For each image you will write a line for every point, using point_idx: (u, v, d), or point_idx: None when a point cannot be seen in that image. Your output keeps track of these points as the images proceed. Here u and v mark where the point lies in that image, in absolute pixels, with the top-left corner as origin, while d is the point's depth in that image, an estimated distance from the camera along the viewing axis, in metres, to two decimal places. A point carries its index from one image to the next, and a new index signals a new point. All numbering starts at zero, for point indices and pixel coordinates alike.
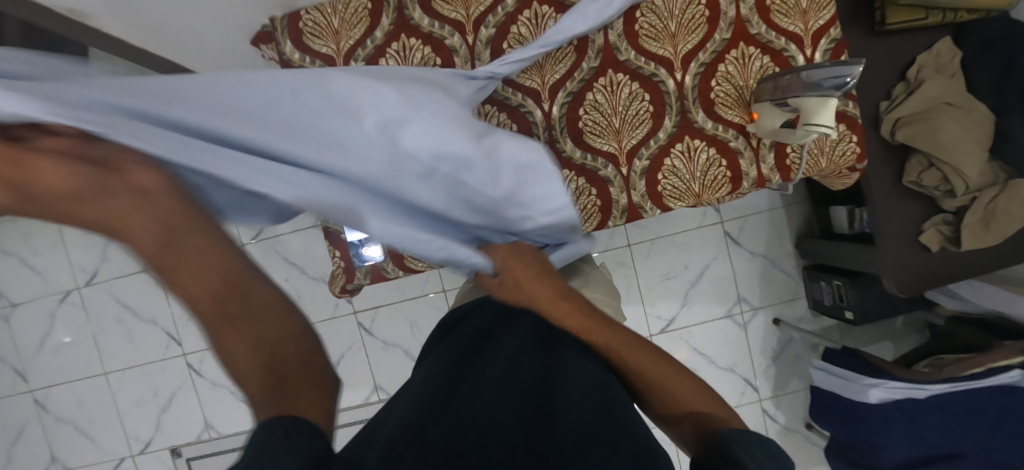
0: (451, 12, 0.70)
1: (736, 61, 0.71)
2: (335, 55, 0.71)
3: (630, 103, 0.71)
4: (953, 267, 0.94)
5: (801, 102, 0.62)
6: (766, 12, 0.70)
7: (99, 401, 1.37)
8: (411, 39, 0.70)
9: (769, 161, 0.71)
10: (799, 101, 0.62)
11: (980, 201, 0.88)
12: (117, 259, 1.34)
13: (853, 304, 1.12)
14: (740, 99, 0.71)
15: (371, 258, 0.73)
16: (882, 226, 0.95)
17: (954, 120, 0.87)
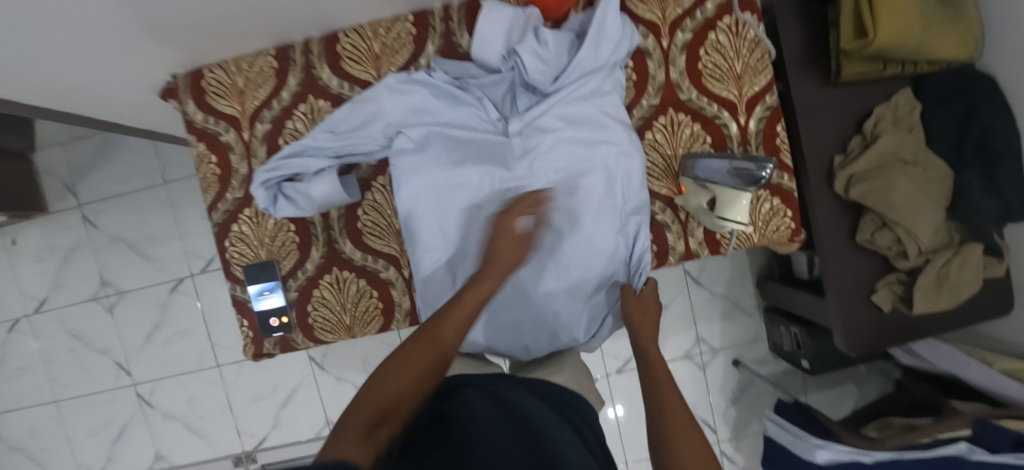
0: (361, 73, 0.66)
1: (665, 129, 0.66)
2: (239, 116, 0.67)
3: None
4: (903, 326, 0.92)
5: (716, 187, 0.59)
6: (698, 77, 0.66)
7: (48, 430, 1.34)
8: (318, 100, 0.66)
9: (697, 235, 0.67)
10: (714, 186, 0.59)
11: (933, 263, 0.84)
12: (67, 288, 1.32)
13: (809, 353, 1.09)
14: (668, 169, 0.67)
15: (278, 331, 0.69)
16: (834, 282, 0.92)
17: (910, 179, 0.83)
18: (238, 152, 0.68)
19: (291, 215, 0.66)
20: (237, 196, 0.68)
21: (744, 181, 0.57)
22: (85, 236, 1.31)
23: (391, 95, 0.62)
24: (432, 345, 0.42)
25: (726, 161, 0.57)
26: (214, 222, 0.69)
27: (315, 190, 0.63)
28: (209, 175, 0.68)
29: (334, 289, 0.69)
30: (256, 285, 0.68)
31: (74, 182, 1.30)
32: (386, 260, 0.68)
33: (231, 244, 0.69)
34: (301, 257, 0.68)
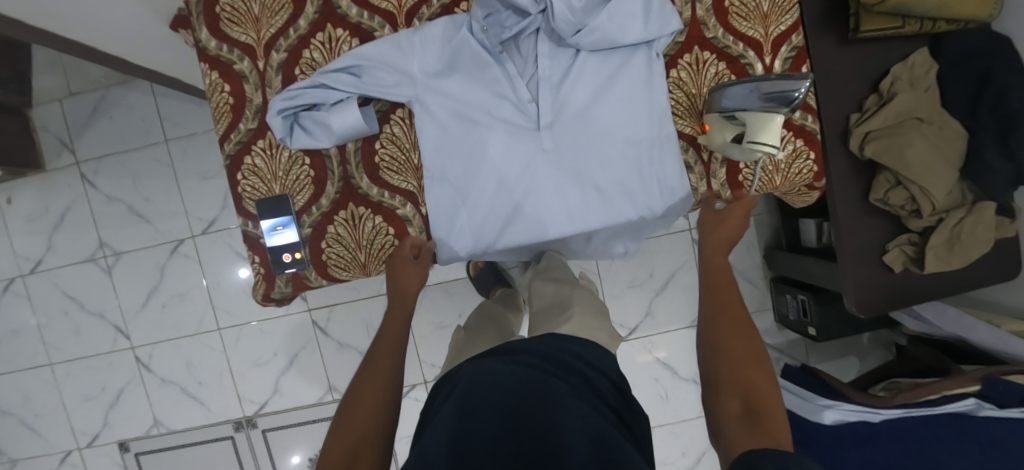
0: (382, 2, 0.64)
1: (690, 67, 0.65)
2: (254, 44, 0.65)
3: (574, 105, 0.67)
4: (914, 287, 0.92)
5: (745, 114, 0.57)
6: (724, 15, 0.65)
7: (43, 394, 1.30)
8: (337, 30, 0.64)
9: (720, 176, 0.67)
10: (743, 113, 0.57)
11: (946, 222, 0.85)
12: (64, 249, 1.28)
13: (817, 319, 1.09)
14: (693, 108, 0.66)
15: (291, 267, 0.67)
16: (845, 243, 0.92)
17: (923, 136, 0.84)
18: (252, 82, 0.66)
19: (306, 147, 0.64)
20: (250, 127, 0.66)
21: (778, 102, 0.55)
22: (84, 195, 1.27)
23: (408, 45, 0.63)
24: (374, 387, 0.50)
25: (757, 84, 0.56)
26: (226, 154, 0.67)
27: (334, 119, 0.61)
28: (222, 104, 0.66)
29: (349, 225, 0.67)
30: (269, 220, 0.67)
31: (72, 140, 1.27)
32: (404, 196, 0.67)
33: (244, 178, 0.67)
34: (316, 191, 0.67)
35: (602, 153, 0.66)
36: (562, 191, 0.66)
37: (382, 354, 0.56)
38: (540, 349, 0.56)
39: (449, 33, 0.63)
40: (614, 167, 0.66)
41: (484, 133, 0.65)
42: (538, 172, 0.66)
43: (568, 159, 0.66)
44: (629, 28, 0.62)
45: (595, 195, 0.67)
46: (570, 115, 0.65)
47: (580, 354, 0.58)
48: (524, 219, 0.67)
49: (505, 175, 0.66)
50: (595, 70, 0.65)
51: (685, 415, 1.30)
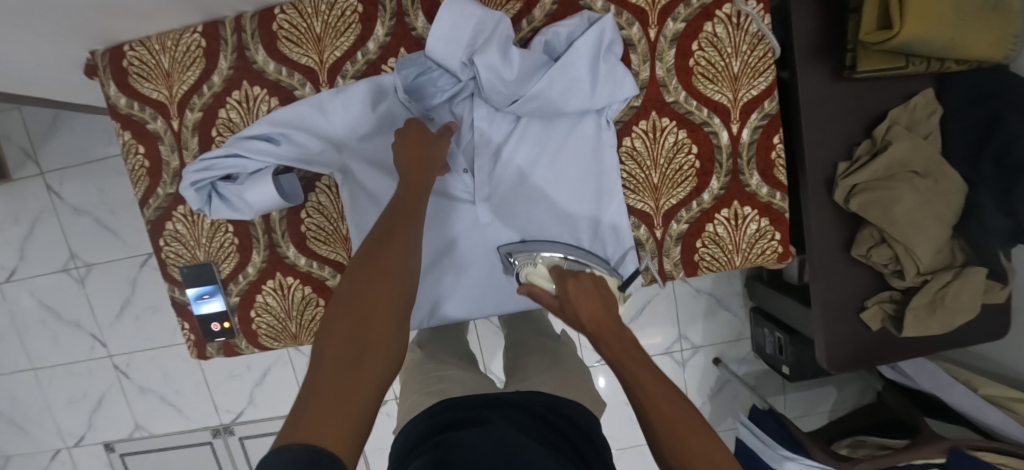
0: (302, 57, 0.57)
1: (645, 135, 0.58)
2: (167, 102, 0.60)
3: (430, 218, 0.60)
4: (890, 345, 0.87)
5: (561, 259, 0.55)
6: (688, 75, 0.57)
7: (28, 397, 1.33)
8: (254, 87, 0.58)
9: (673, 255, 0.61)
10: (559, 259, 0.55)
11: (931, 284, 0.78)
12: (35, 259, 1.26)
13: (790, 360, 1.06)
14: (647, 182, 0.60)
15: (221, 336, 0.65)
16: (822, 296, 0.86)
17: (916, 191, 0.76)
18: (169, 143, 0.61)
19: (227, 217, 0.60)
20: (169, 192, 0.62)
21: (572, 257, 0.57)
22: (50, 206, 1.24)
23: (326, 109, 0.56)
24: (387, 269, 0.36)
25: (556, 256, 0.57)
26: (146, 219, 0.63)
27: (249, 194, 0.56)
28: (138, 167, 0.61)
29: (278, 295, 0.64)
30: (194, 289, 0.64)
31: (33, 149, 1.22)
32: (333, 267, 0.63)
33: (166, 243, 0.63)
34: (242, 260, 0.63)
35: (544, 227, 0.61)
36: (500, 267, 0.62)
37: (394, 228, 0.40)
38: (520, 401, 0.53)
39: (375, 98, 0.56)
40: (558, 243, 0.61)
41: None
42: (476, 246, 0.62)
43: (507, 235, 0.61)
44: (574, 95, 0.55)
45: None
46: (509, 188, 0.60)
47: (560, 411, 0.54)
48: (461, 291, 0.63)
49: (439, 251, 0.61)
50: (536, 139, 0.59)
51: None
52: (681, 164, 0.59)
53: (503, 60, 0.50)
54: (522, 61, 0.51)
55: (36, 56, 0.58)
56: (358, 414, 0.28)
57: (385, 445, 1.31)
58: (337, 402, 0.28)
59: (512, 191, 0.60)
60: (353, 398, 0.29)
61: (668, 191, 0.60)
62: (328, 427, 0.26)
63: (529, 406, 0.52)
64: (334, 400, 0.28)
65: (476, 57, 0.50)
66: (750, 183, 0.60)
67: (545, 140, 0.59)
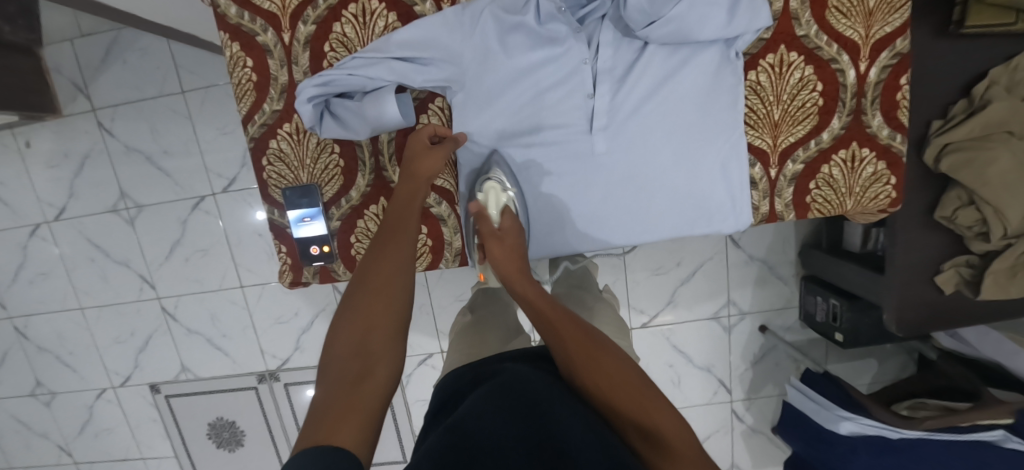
0: None
1: (771, 69, 0.57)
2: (279, 13, 0.58)
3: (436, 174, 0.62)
4: (962, 310, 0.87)
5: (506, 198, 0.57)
6: (821, 8, 0.56)
7: (76, 335, 1.35)
8: (372, 1, 0.56)
9: (785, 196, 0.61)
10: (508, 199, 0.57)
11: (1014, 249, 0.78)
12: (85, 198, 1.25)
13: (846, 326, 1.07)
14: (767, 118, 0.58)
15: (319, 260, 0.65)
16: (900, 258, 0.86)
17: (1014, 154, 0.75)
18: (278, 57, 0.59)
19: (337, 137, 0.59)
20: (275, 109, 0.61)
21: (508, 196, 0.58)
22: (102, 143, 1.22)
23: (451, 25, 0.55)
24: (385, 290, 0.45)
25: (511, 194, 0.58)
26: (250, 136, 0.62)
27: (366, 108, 0.55)
28: (244, 81, 0.60)
29: (380, 221, 0.63)
30: (297, 211, 0.63)
31: (86, 84, 1.20)
32: (438, 194, 0.63)
33: (269, 163, 0.62)
34: (346, 183, 0.62)
35: (659, 157, 0.59)
36: (606, 202, 0.62)
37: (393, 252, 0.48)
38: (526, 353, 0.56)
39: (503, 13, 0.54)
40: (673, 176, 0.60)
41: (528, 125, 0.59)
42: (586, 181, 0.61)
43: (619, 171, 0.60)
44: (712, 17, 0.52)
45: (646, 206, 0.61)
46: (627, 118, 0.58)
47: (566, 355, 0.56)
48: (565, 222, 0.63)
49: (549, 182, 0.61)
50: (659, 69, 0.57)
51: (695, 401, 1.32)
52: (804, 101, 0.58)
53: None
54: None
55: None
56: (365, 412, 0.36)
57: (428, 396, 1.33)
58: (344, 410, 0.35)
59: (628, 121, 0.58)
60: (358, 412, 0.35)
61: (787, 129, 0.59)
62: (338, 424, 0.34)
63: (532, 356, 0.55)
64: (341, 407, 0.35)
65: None
66: (871, 124, 0.59)
67: (671, 71, 0.57)
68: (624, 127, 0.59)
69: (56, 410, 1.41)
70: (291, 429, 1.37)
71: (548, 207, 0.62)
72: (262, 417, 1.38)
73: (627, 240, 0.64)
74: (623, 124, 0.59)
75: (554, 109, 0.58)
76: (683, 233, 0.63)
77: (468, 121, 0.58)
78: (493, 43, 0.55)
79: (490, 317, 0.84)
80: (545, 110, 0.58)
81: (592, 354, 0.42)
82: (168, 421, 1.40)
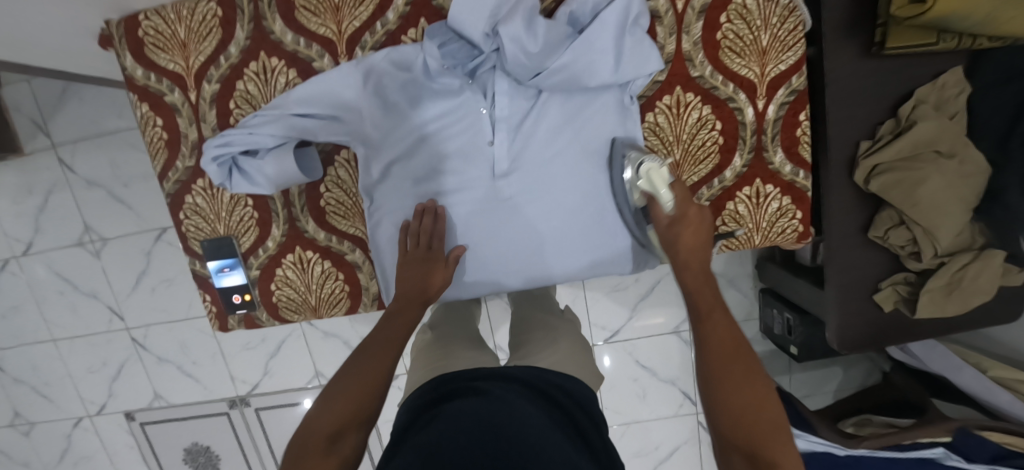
0: (320, 27, 0.56)
1: (669, 110, 0.58)
2: (184, 74, 0.59)
3: (346, 221, 0.63)
4: (903, 326, 0.87)
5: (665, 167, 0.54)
6: (714, 49, 0.56)
7: (50, 366, 1.37)
8: (272, 59, 0.58)
9: None
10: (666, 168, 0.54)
11: (948, 267, 0.79)
12: (49, 232, 1.27)
13: (800, 340, 1.07)
14: (668, 159, 0.59)
15: (242, 308, 0.66)
16: (837, 276, 0.86)
17: (941, 173, 0.76)
18: (186, 115, 0.60)
19: (248, 192, 0.61)
20: (188, 165, 0.62)
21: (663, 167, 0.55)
22: (63, 178, 1.22)
23: (345, 81, 0.55)
24: (387, 348, 0.45)
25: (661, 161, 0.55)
26: (166, 192, 0.63)
27: (270, 168, 0.57)
28: (156, 139, 0.61)
29: (298, 269, 0.64)
30: (216, 262, 0.64)
31: (44, 120, 1.20)
32: (352, 242, 0.63)
33: (186, 217, 0.63)
34: (261, 234, 0.64)
35: (563, 200, 0.60)
36: (513, 245, 0.61)
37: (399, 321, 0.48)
38: (525, 376, 0.54)
39: (398, 69, 0.55)
40: (578, 217, 0.60)
41: (430, 173, 0.59)
42: (493, 225, 0.61)
43: (525, 215, 0.60)
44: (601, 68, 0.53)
45: (559, 248, 0.62)
46: (528, 163, 0.59)
47: (560, 386, 0.56)
48: (474, 266, 0.62)
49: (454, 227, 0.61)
50: (557, 114, 0.58)
51: (661, 414, 1.33)
52: (705, 140, 0.58)
53: (531, 28, 0.50)
54: (547, 33, 0.51)
55: (52, 25, 0.57)
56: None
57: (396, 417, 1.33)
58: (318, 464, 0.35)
59: (530, 165, 0.59)
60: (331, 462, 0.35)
61: (689, 168, 0.59)
62: None
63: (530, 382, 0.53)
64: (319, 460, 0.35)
65: (502, 28, 0.50)
66: (773, 161, 0.59)
67: (569, 116, 0.58)
68: (525, 171, 0.59)
69: (36, 439, 1.44)
70: (264, 452, 1.38)
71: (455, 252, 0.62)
72: (236, 441, 1.39)
73: (538, 282, 0.63)
74: (525, 169, 0.59)
75: (459, 157, 0.59)
76: (598, 273, 0.63)
77: (372, 172, 0.59)
78: (388, 96, 0.56)
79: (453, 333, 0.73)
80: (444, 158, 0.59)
81: (743, 366, 0.40)
82: (145, 447, 1.42)
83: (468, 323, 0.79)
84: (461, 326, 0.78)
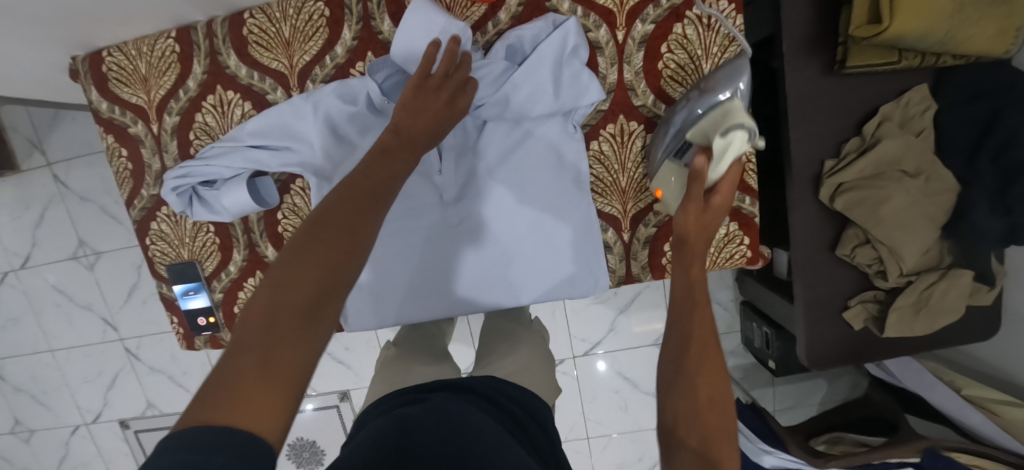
0: (272, 61, 0.59)
1: (613, 138, 0.59)
2: (146, 107, 0.61)
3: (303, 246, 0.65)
4: (873, 344, 0.87)
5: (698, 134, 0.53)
6: (656, 78, 0.57)
7: (48, 375, 1.42)
8: (227, 92, 0.60)
9: (641, 258, 0.63)
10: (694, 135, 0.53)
11: (915, 285, 0.78)
12: (45, 247, 1.31)
13: (776, 354, 1.06)
14: (615, 185, 0.61)
15: (208, 330, 0.68)
16: (805, 294, 0.86)
17: (905, 192, 0.76)
18: (150, 146, 0.63)
19: (209, 219, 0.63)
20: (152, 194, 0.64)
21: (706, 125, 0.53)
22: (57, 194, 1.27)
23: (297, 114, 0.58)
24: (356, 217, 0.33)
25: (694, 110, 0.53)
26: (133, 219, 0.65)
27: (225, 199, 0.59)
28: (122, 170, 0.64)
29: (259, 292, 0.66)
30: (181, 285, 0.67)
31: (39, 140, 1.24)
32: None
33: (152, 242, 0.66)
34: (223, 259, 0.66)
35: (512, 223, 0.61)
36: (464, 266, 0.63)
37: (370, 181, 0.36)
38: (478, 386, 0.51)
39: (343, 103, 0.57)
40: (530, 244, 0.62)
41: None
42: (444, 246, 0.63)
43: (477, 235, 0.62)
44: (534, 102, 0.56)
45: (510, 269, 0.63)
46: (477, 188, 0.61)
47: (515, 397, 0.53)
48: (427, 290, 0.64)
49: (405, 250, 0.63)
50: (503, 142, 0.60)
51: (643, 426, 1.32)
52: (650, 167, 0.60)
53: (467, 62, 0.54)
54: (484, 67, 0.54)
55: (22, 63, 0.60)
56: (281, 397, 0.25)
57: None
58: (255, 380, 0.25)
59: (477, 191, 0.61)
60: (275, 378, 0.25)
61: (635, 195, 0.61)
62: (249, 408, 0.24)
63: (486, 393, 0.50)
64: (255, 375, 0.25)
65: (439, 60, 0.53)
66: None
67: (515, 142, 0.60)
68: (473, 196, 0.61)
69: (35, 445, 1.49)
70: None
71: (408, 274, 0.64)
72: None
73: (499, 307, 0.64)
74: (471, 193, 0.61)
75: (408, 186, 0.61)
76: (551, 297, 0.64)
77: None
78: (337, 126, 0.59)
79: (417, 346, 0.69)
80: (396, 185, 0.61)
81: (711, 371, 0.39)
82: (139, 454, 1.46)
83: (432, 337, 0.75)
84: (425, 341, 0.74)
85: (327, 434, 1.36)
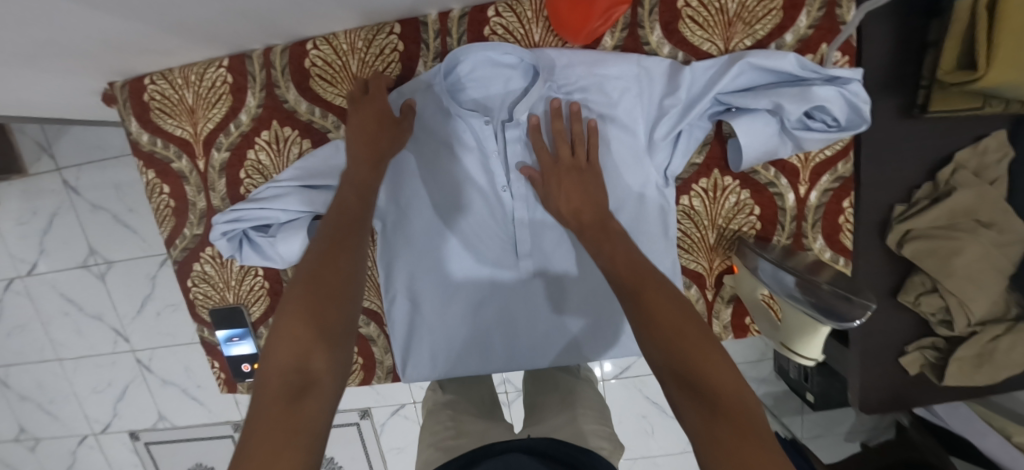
0: (336, 97, 0.59)
1: (705, 194, 0.63)
2: (192, 140, 0.61)
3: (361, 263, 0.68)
4: (923, 389, 0.85)
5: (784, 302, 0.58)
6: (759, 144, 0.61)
7: (54, 385, 1.36)
8: (284, 128, 0.60)
9: (722, 317, 0.69)
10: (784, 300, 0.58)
11: (980, 337, 0.75)
12: (54, 254, 1.24)
13: (816, 389, 1.04)
14: (703, 241, 0.65)
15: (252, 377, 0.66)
16: (863, 340, 0.84)
17: (978, 243, 0.72)
18: (194, 183, 0.62)
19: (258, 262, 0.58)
20: (196, 233, 0.63)
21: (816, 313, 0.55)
22: (67, 201, 1.20)
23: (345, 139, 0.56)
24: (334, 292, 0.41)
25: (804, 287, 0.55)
26: (173, 258, 0.64)
27: (281, 247, 0.55)
28: (163, 207, 0.63)
29: None
30: (224, 331, 0.64)
31: (48, 143, 1.16)
32: (366, 316, 0.73)
33: (194, 284, 0.64)
34: (271, 304, 0.63)
35: (560, 260, 0.64)
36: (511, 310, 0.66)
37: (332, 269, 0.43)
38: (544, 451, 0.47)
39: (423, 160, 0.62)
40: (584, 302, 0.65)
41: (437, 230, 0.63)
42: (499, 279, 0.65)
43: (538, 267, 0.64)
44: (776, 144, 0.56)
45: (567, 306, 0.65)
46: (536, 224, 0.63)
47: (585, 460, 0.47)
48: (479, 321, 0.66)
49: (457, 284, 0.65)
50: None
51: (668, 449, 1.31)
52: (741, 222, 0.64)
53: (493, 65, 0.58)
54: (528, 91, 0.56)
55: (47, 87, 0.54)
56: (300, 447, 0.32)
57: (403, 445, 1.30)
58: (276, 424, 0.33)
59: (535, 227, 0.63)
60: (299, 435, 0.33)
61: (721, 253, 0.66)
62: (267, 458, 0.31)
63: (554, 455, 0.46)
64: (280, 421, 0.33)
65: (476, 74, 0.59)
66: (812, 246, 0.64)
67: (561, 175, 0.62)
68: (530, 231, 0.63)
69: (41, 454, 1.44)
70: None
71: (463, 307, 0.66)
72: None
73: (547, 338, 0.67)
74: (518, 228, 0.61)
75: (463, 250, 0.64)
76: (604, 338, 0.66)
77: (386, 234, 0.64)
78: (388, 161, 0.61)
79: (466, 387, 0.67)
80: (460, 216, 0.63)
81: None
82: (150, 464, 1.42)
83: (479, 388, 0.68)
84: (474, 392, 0.67)
85: (345, 451, 1.33)
